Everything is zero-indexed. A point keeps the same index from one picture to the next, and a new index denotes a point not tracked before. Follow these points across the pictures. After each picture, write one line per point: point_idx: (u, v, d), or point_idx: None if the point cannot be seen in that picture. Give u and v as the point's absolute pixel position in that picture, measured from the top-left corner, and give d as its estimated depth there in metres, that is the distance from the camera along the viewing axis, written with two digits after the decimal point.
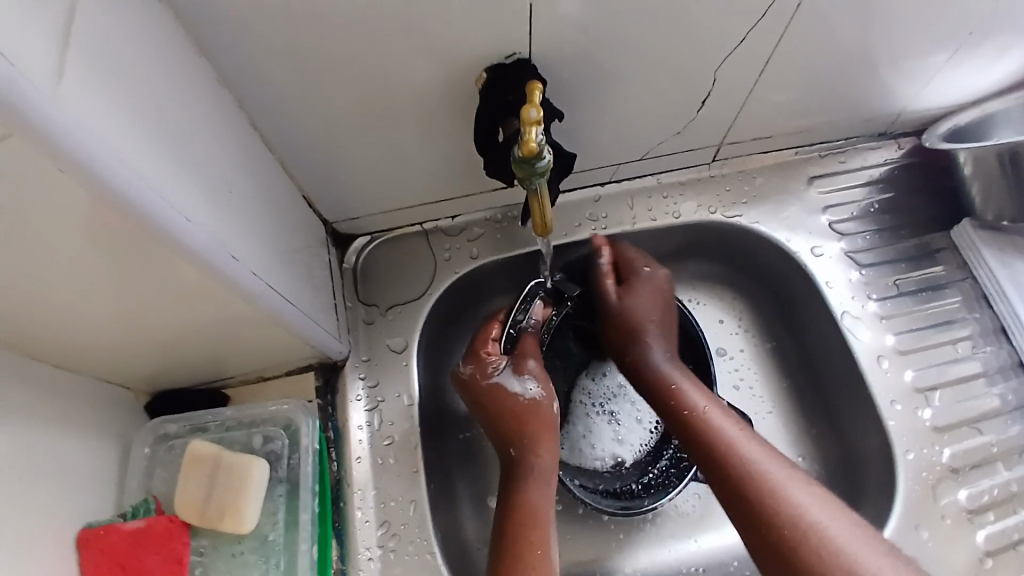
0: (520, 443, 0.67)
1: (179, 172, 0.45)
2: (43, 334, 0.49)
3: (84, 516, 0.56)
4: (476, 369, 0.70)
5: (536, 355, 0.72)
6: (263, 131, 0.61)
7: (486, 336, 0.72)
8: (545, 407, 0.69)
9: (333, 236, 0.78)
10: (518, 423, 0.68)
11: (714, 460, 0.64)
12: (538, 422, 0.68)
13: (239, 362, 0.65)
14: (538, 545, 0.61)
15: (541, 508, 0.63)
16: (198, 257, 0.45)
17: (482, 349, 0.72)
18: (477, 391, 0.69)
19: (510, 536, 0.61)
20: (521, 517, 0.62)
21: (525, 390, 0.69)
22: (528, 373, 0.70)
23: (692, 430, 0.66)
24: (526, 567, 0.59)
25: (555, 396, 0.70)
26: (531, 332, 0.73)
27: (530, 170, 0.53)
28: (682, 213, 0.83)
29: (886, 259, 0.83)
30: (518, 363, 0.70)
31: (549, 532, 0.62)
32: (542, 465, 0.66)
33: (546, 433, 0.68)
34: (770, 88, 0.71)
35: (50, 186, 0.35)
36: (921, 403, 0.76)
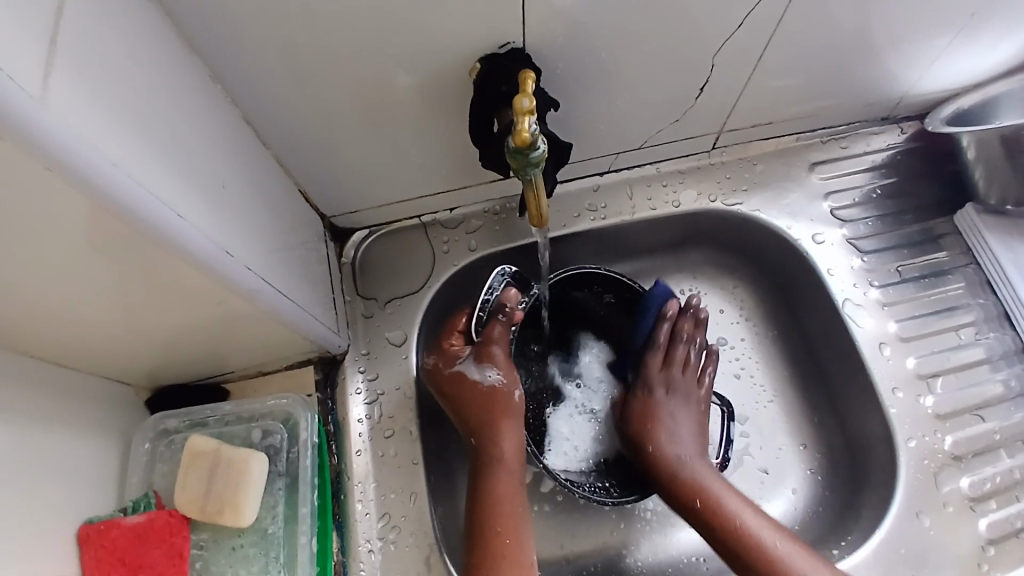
0: (481, 430, 0.65)
1: (172, 169, 0.44)
2: (40, 333, 0.49)
3: (85, 511, 0.57)
4: (440, 358, 0.70)
5: (503, 341, 0.69)
6: (258, 126, 0.61)
7: (453, 327, 0.71)
8: (506, 394, 0.67)
9: (331, 231, 0.78)
10: (480, 410, 0.66)
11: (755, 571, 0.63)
12: (500, 408, 0.66)
13: (238, 357, 0.65)
14: (506, 534, 0.60)
15: (507, 495, 0.62)
16: (190, 254, 0.45)
17: (447, 340, 0.70)
18: (441, 379, 0.69)
19: (478, 525, 0.61)
20: (488, 507, 0.61)
21: (485, 378, 0.67)
22: (491, 361, 0.68)
23: (733, 544, 0.65)
24: (495, 556, 0.58)
25: (519, 381, 0.68)
26: (501, 319, 0.69)
27: (524, 161, 0.52)
28: (682, 202, 0.82)
29: (888, 246, 0.83)
30: (481, 351, 0.69)
31: (517, 519, 0.61)
32: (504, 452, 0.64)
33: (508, 420, 0.66)
34: (769, 74, 0.70)
35: (37, 183, 0.35)
36: (923, 390, 0.76)
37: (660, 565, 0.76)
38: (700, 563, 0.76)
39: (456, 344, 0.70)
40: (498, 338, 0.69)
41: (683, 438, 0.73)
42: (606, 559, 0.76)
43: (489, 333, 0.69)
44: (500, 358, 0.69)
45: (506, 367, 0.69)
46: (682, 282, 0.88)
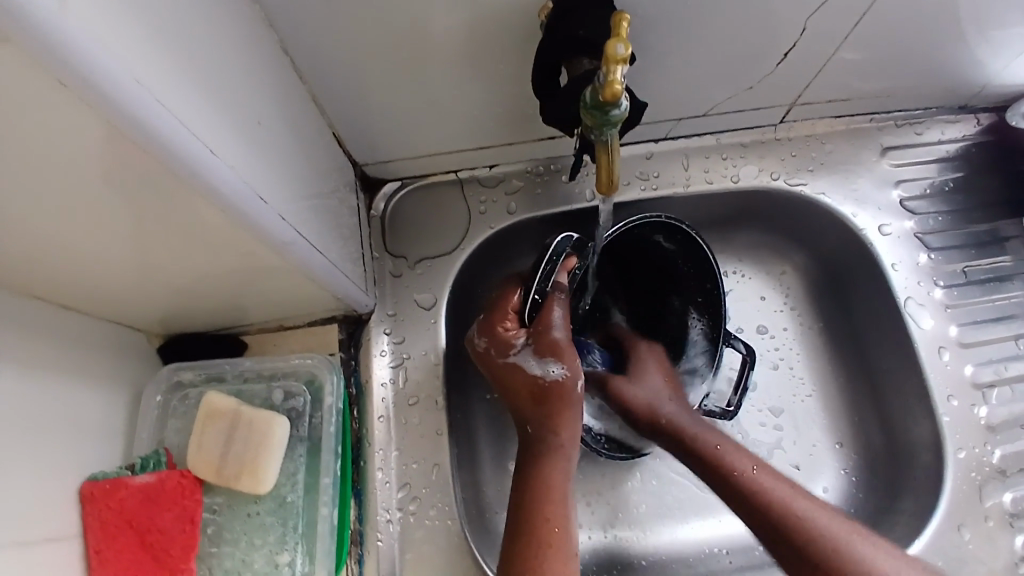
0: (538, 422, 0.60)
1: (204, 96, 0.38)
2: (49, 271, 0.45)
3: (91, 468, 0.53)
4: (491, 343, 0.62)
5: (563, 325, 0.62)
6: (294, 57, 0.55)
7: (506, 309, 0.63)
8: (571, 387, 0.59)
9: (362, 180, 0.72)
10: (537, 404, 0.60)
11: (780, 534, 0.54)
12: (559, 401, 0.59)
13: (259, 309, 0.60)
14: (556, 523, 0.55)
15: (560, 485, 0.57)
16: (218, 195, 0.39)
17: (501, 323, 0.63)
18: (494, 367, 0.62)
19: (525, 511, 0.56)
20: (534, 493, 0.56)
21: (546, 373, 0.60)
22: (553, 355, 0.60)
23: (758, 505, 0.56)
24: (545, 548, 0.54)
25: (582, 370, 0.60)
26: (557, 298, 0.62)
27: (602, 118, 0.48)
28: (740, 177, 0.76)
29: (955, 244, 0.77)
30: (541, 341, 0.60)
31: (569, 511, 0.56)
32: (562, 440, 0.59)
33: (572, 412, 0.59)
34: (859, 44, 0.63)
35: (46, 102, 0.29)
36: (978, 399, 0.71)
37: (681, 556, 0.73)
38: (723, 556, 0.73)
39: (510, 328, 0.62)
40: (557, 323, 0.61)
41: (691, 423, 0.65)
42: (624, 546, 0.73)
43: (548, 319, 0.61)
44: (564, 346, 0.61)
45: (570, 357, 0.60)
46: (727, 262, 0.83)
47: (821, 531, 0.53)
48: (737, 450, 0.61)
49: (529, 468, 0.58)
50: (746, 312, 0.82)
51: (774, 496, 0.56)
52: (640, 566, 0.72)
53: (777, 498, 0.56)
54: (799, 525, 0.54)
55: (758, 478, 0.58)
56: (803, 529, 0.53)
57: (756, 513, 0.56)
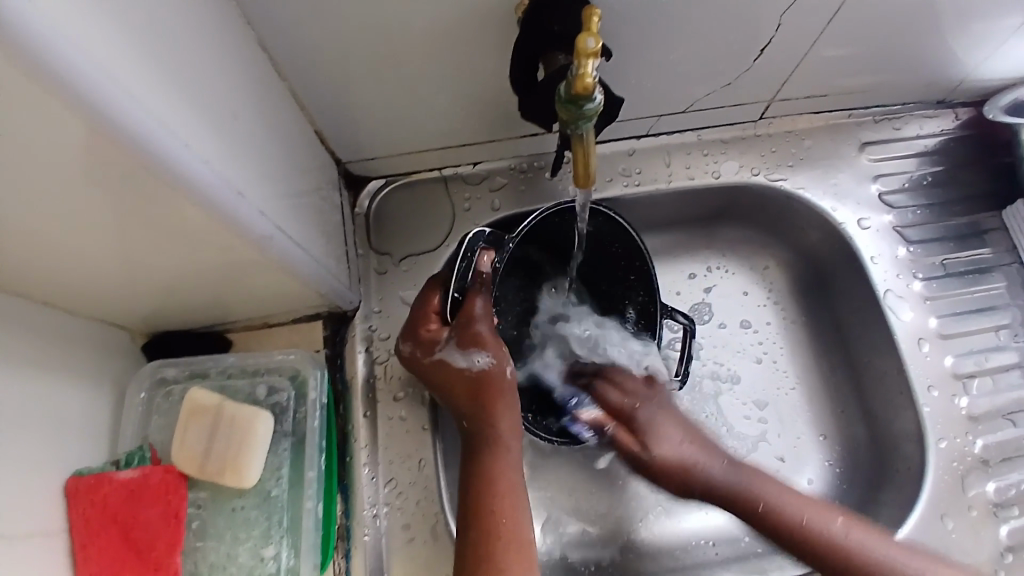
0: (475, 415, 0.60)
1: (181, 92, 0.39)
2: (30, 269, 0.45)
3: (75, 465, 0.53)
4: (416, 346, 0.62)
5: (485, 317, 0.62)
6: (274, 55, 0.55)
7: (426, 311, 0.63)
8: (500, 375, 0.61)
9: (346, 178, 0.73)
10: (471, 398, 0.60)
11: (818, 554, 0.59)
12: (492, 390, 0.61)
13: (242, 306, 0.60)
14: (504, 515, 0.55)
15: (505, 474, 0.57)
16: (197, 190, 0.40)
17: (422, 325, 0.62)
18: (423, 367, 0.62)
19: (472, 499, 0.56)
20: (480, 485, 0.57)
21: (473, 364, 0.61)
22: (478, 346, 0.61)
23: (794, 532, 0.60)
24: (492, 538, 0.54)
25: (509, 358, 0.62)
26: (478, 293, 0.62)
27: (577, 113, 0.49)
28: (722, 173, 0.77)
29: (934, 237, 0.78)
30: (466, 334, 0.61)
31: (517, 499, 0.57)
32: (501, 430, 0.59)
33: (505, 399, 0.61)
34: (835, 40, 0.64)
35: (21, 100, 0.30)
36: (958, 390, 0.72)
37: (666, 548, 0.73)
38: (709, 548, 0.73)
39: (434, 328, 0.62)
40: (481, 317, 0.61)
41: (708, 458, 0.66)
42: (608, 540, 0.73)
43: (471, 313, 0.61)
44: (487, 339, 0.61)
45: (495, 346, 0.61)
46: (711, 258, 0.84)
47: (857, 544, 0.58)
48: (749, 475, 0.64)
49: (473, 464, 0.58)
50: (729, 308, 0.82)
51: (806, 521, 0.60)
52: (627, 560, 0.73)
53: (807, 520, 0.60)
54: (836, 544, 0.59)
55: (782, 501, 0.62)
56: (839, 548, 0.58)
57: (796, 542, 0.60)
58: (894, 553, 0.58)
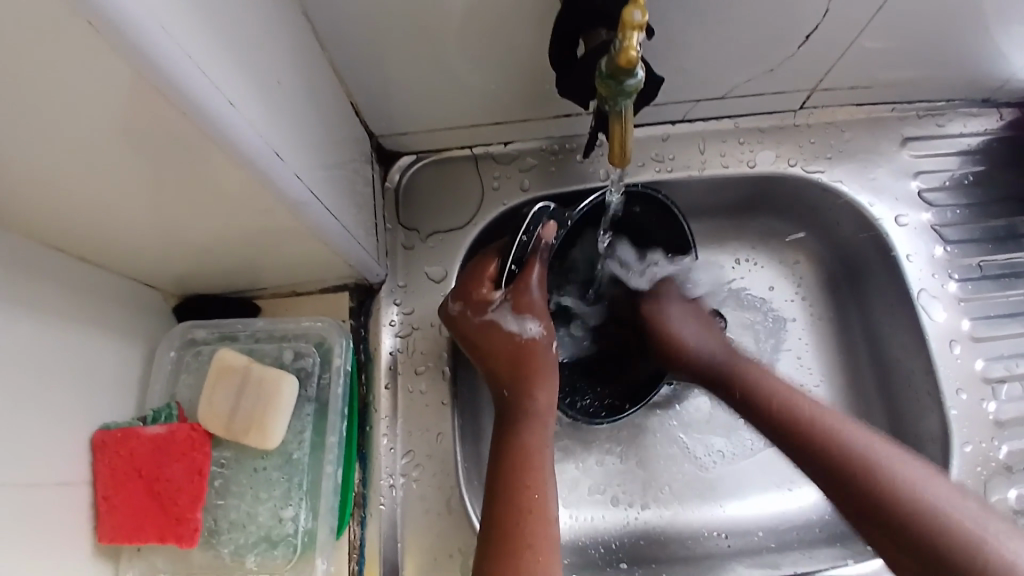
0: (514, 381, 0.60)
1: (227, 53, 0.39)
2: (70, 223, 0.46)
3: (103, 418, 0.54)
4: (467, 306, 0.63)
5: (540, 285, 0.64)
6: (316, 25, 0.55)
7: (482, 274, 0.64)
8: (547, 347, 0.62)
9: (377, 152, 0.73)
10: (512, 362, 0.61)
11: (810, 450, 0.57)
12: (533, 358, 0.61)
13: (271, 273, 0.61)
14: (535, 489, 0.54)
15: (539, 448, 0.56)
16: (235, 149, 0.40)
17: (476, 286, 0.63)
18: (468, 331, 0.63)
19: (503, 470, 0.55)
20: (512, 459, 0.55)
21: (524, 330, 0.62)
22: (531, 314, 0.62)
23: (790, 425, 0.59)
24: (521, 509, 0.52)
25: (555, 334, 0.63)
26: (538, 261, 0.63)
27: (616, 88, 0.48)
28: (757, 162, 0.75)
29: (973, 238, 0.76)
30: (521, 300, 0.63)
31: (547, 476, 0.55)
32: (538, 403, 0.58)
33: (544, 371, 0.61)
34: (884, 29, 0.62)
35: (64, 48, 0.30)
36: (987, 394, 0.70)
37: (678, 536, 0.73)
38: (721, 539, 0.73)
39: (485, 291, 0.63)
40: (536, 284, 0.63)
41: (733, 355, 0.67)
42: (619, 522, 0.73)
43: (528, 279, 0.63)
44: (539, 307, 0.63)
45: (545, 317, 0.63)
46: (740, 249, 0.83)
47: (906, 489, 0.52)
48: (817, 407, 0.59)
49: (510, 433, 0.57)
50: (753, 300, 0.81)
51: (809, 414, 0.58)
52: (638, 544, 0.72)
53: (807, 419, 0.58)
54: (825, 442, 0.56)
55: (847, 433, 0.56)
56: (894, 491, 0.52)
57: (789, 433, 0.58)
58: (945, 506, 0.50)
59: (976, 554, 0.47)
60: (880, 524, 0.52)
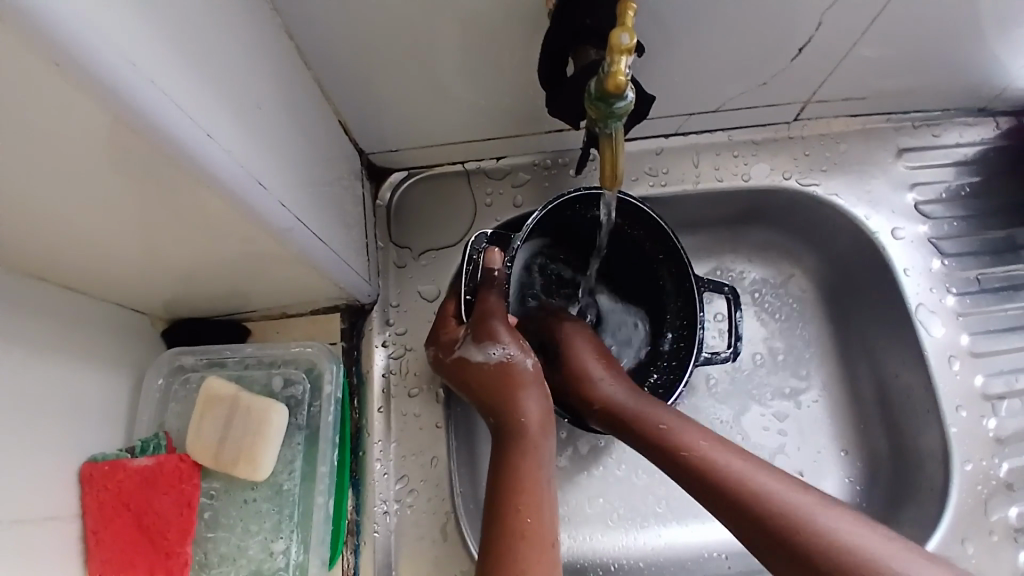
0: (499, 407, 0.58)
1: (207, 84, 0.38)
2: (51, 255, 0.45)
3: (91, 449, 0.53)
4: (438, 348, 0.63)
5: (499, 312, 0.62)
6: (300, 46, 0.54)
7: (446, 315, 0.65)
8: (518, 366, 0.60)
9: (368, 169, 0.72)
10: (491, 390, 0.59)
11: (721, 501, 0.52)
12: (513, 381, 0.59)
13: (261, 297, 0.60)
14: (528, 512, 0.51)
15: (531, 468, 0.54)
16: (216, 181, 0.39)
17: (442, 329, 0.64)
18: (446, 368, 0.63)
19: (495, 492, 0.53)
20: (511, 479, 0.53)
21: (490, 356, 0.60)
22: (493, 338, 0.60)
23: (697, 476, 0.53)
24: (512, 531, 0.50)
25: (528, 350, 0.61)
26: (490, 291, 0.63)
27: (607, 111, 0.47)
28: (752, 175, 0.75)
29: (970, 251, 0.75)
30: (480, 329, 0.61)
31: (543, 497, 0.53)
32: (530, 421, 0.57)
33: (528, 390, 0.59)
34: (878, 41, 0.61)
35: (35, 90, 0.29)
36: (987, 410, 0.69)
37: (678, 558, 0.72)
38: (721, 559, 0.72)
39: (451, 330, 0.64)
40: (493, 310, 0.61)
41: (633, 397, 0.62)
42: (619, 544, 0.72)
43: (484, 305, 0.62)
44: (501, 330, 0.61)
45: (511, 337, 0.61)
46: (736, 262, 0.82)
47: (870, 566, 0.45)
48: (746, 464, 0.53)
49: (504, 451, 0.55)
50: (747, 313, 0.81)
51: (714, 458, 0.54)
52: (637, 566, 0.71)
53: (714, 463, 0.53)
54: (734, 489, 0.51)
55: (773, 488, 0.50)
56: (811, 537, 0.47)
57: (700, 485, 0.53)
58: None
59: None
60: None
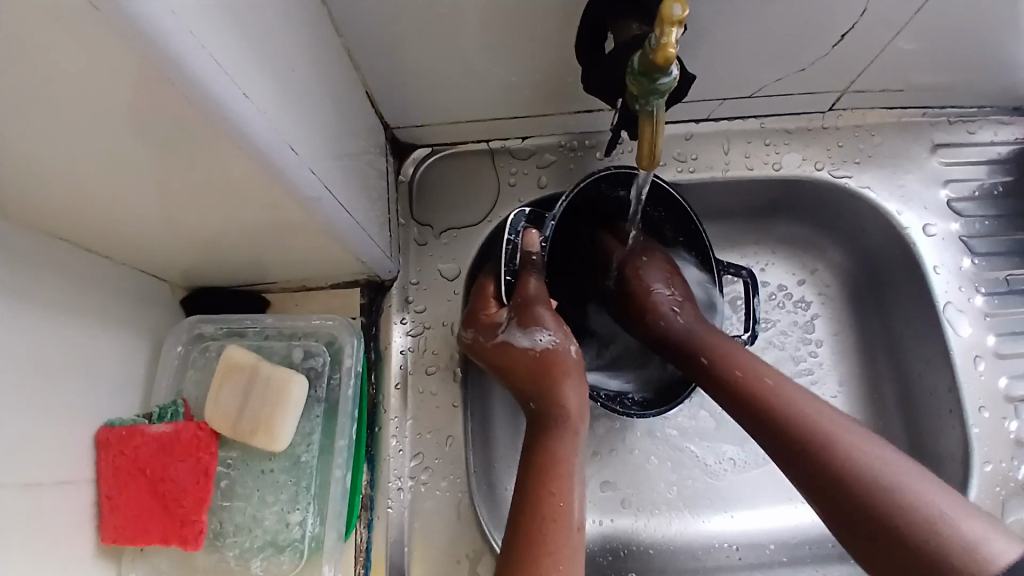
0: (539, 394, 0.57)
1: (242, 40, 0.37)
2: (76, 214, 0.44)
3: (107, 414, 0.53)
4: (478, 331, 0.62)
5: (541, 294, 0.61)
6: (332, 11, 0.53)
7: (485, 296, 0.64)
8: (561, 354, 0.59)
9: (392, 144, 0.71)
10: (533, 378, 0.58)
11: (762, 419, 0.52)
12: (556, 369, 0.58)
13: (281, 268, 0.59)
14: (560, 498, 0.51)
15: (569, 454, 0.53)
16: (246, 143, 0.38)
17: (482, 311, 0.63)
18: (484, 352, 0.62)
19: (526, 475, 0.53)
20: (545, 467, 0.52)
21: (535, 343, 0.59)
22: (538, 323, 0.59)
23: (743, 394, 0.54)
24: (545, 517, 0.49)
25: (571, 336, 0.60)
26: (532, 274, 0.62)
27: (649, 86, 0.46)
28: (783, 165, 0.73)
29: (1001, 251, 0.73)
30: (523, 313, 0.60)
31: (577, 484, 0.52)
32: (570, 412, 0.55)
33: (571, 380, 0.57)
34: (923, 30, 0.59)
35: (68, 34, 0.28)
36: (1010, 413, 0.68)
37: (689, 546, 0.71)
38: (732, 551, 0.72)
39: (492, 312, 0.63)
40: (536, 295, 0.61)
41: (695, 324, 0.63)
42: (630, 531, 0.72)
43: (526, 291, 0.61)
44: (545, 314, 0.60)
45: (555, 323, 0.60)
46: (760, 253, 0.81)
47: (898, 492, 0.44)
48: (850, 427, 0.49)
49: (539, 441, 0.54)
50: (766, 303, 0.80)
51: (761, 379, 0.54)
52: (647, 554, 0.71)
53: (762, 382, 0.54)
54: (777, 408, 0.52)
55: (817, 412, 0.50)
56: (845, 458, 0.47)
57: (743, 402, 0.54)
58: (944, 514, 0.43)
59: (928, 536, 0.42)
60: (833, 495, 0.47)
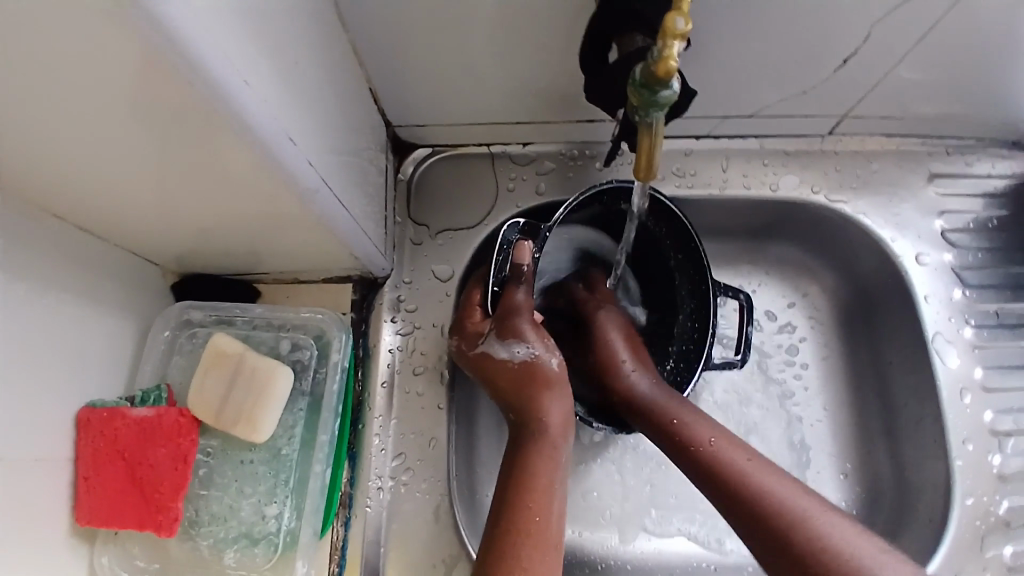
0: (519, 405, 0.58)
1: (247, 29, 0.37)
2: (69, 192, 0.44)
3: (89, 395, 0.53)
4: (461, 339, 0.63)
5: (525, 308, 0.61)
6: (341, 7, 0.53)
7: (470, 305, 0.64)
8: (542, 366, 0.59)
9: (393, 142, 0.71)
10: (513, 390, 0.58)
11: (736, 499, 0.53)
12: (537, 383, 0.58)
13: (274, 259, 0.59)
14: (538, 511, 0.51)
15: (548, 473, 0.53)
16: (244, 131, 0.38)
17: (466, 320, 0.63)
18: (466, 361, 0.62)
19: (502, 493, 0.52)
20: (525, 484, 0.52)
21: (514, 355, 0.59)
22: (518, 337, 0.60)
23: (714, 473, 0.55)
24: (520, 531, 0.49)
25: (552, 350, 0.60)
26: (518, 287, 0.61)
27: (649, 99, 0.46)
28: (780, 186, 0.74)
29: (992, 284, 0.74)
30: (506, 326, 0.60)
31: (556, 499, 0.52)
32: (552, 425, 0.56)
33: (550, 394, 0.58)
34: (926, 60, 0.60)
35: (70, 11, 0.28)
36: (993, 446, 0.68)
37: (667, 564, 0.71)
38: (710, 571, 0.71)
39: (476, 322, 0.63)
40: (519, 308, 0.61)
41: (664, 396, 0.63)
42: (609, 544, 0.72)
43: (511, 302, 0.61)
44: (527, 328, 0.60)
45: (536, 337, 0.60)
46: (753, 272, 0.81)
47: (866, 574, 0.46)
48: (821, 510, 0.50)
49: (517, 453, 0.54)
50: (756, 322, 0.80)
51: (733, 461, 0.55)
52: (625, 569, 0.71)
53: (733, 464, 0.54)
54: (749, 489, 0.52)
55: (787, 496, 0.51)
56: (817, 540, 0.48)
57: (717, 481, 0.54)
58: None
59: None
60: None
